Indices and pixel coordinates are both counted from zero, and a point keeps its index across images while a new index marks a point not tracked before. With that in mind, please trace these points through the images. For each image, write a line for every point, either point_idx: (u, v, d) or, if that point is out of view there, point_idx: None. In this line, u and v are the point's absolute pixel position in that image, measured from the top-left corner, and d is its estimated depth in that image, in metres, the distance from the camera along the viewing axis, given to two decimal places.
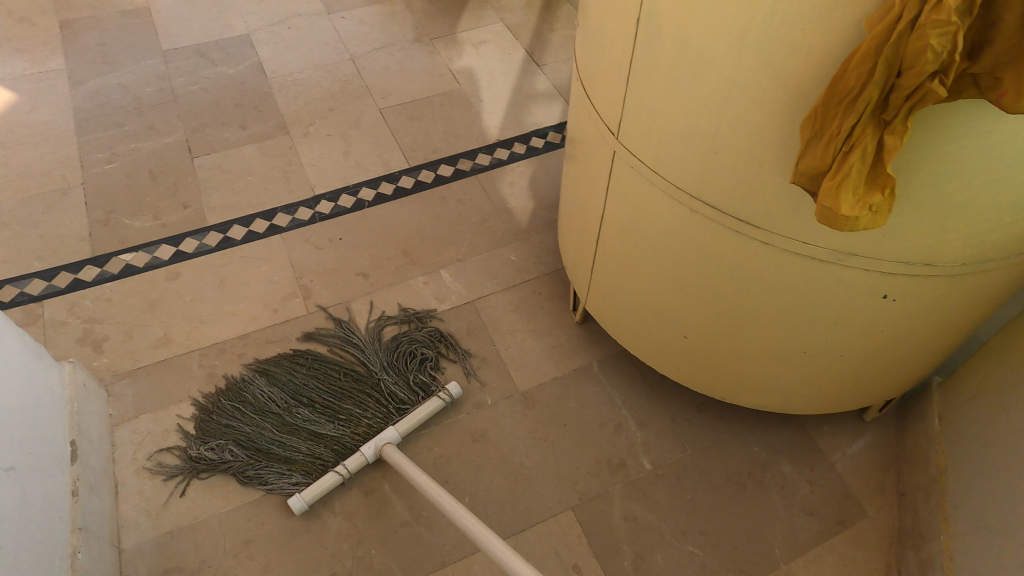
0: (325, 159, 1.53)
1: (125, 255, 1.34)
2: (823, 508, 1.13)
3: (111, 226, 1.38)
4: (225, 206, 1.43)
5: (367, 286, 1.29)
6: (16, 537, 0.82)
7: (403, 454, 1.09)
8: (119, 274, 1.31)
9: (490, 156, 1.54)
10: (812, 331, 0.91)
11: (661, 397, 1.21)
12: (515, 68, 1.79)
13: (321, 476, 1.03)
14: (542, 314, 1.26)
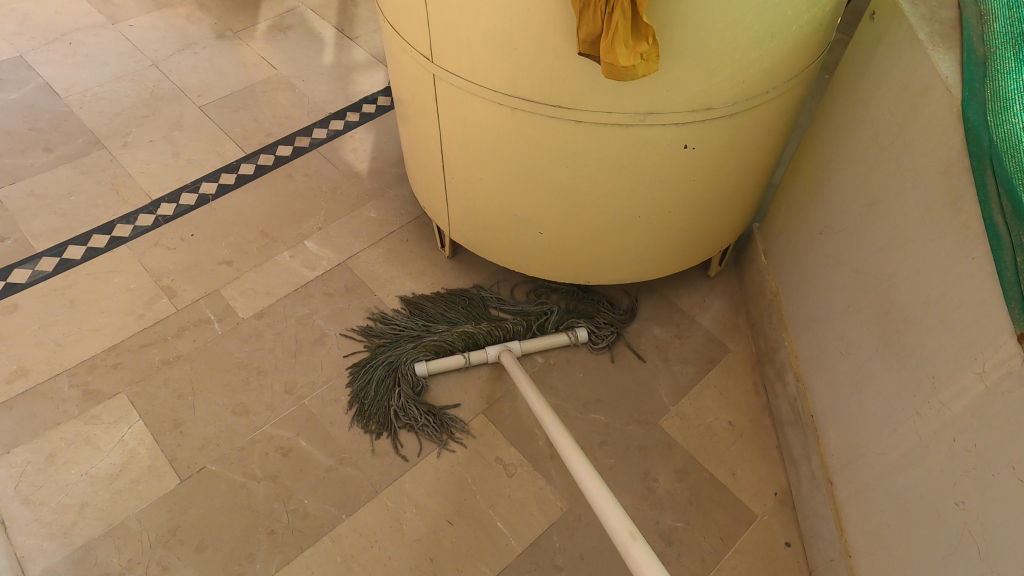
0: (153, 164, 1.51)
1: None
2: (696, 352, 1.31)
3: None
4: (53, 231, 1.37)
5: (233, 271, 1.32)
6: None
7: (311, 411, 1.14)
8: None
9: (327, 129, 1.60)
10: (641, 193, 1.06)
11: (542, 299, 1.34)
12: (328, 45, 1.84)
13: (236, 451, 1.09)
14: (414, 258, 1.36)
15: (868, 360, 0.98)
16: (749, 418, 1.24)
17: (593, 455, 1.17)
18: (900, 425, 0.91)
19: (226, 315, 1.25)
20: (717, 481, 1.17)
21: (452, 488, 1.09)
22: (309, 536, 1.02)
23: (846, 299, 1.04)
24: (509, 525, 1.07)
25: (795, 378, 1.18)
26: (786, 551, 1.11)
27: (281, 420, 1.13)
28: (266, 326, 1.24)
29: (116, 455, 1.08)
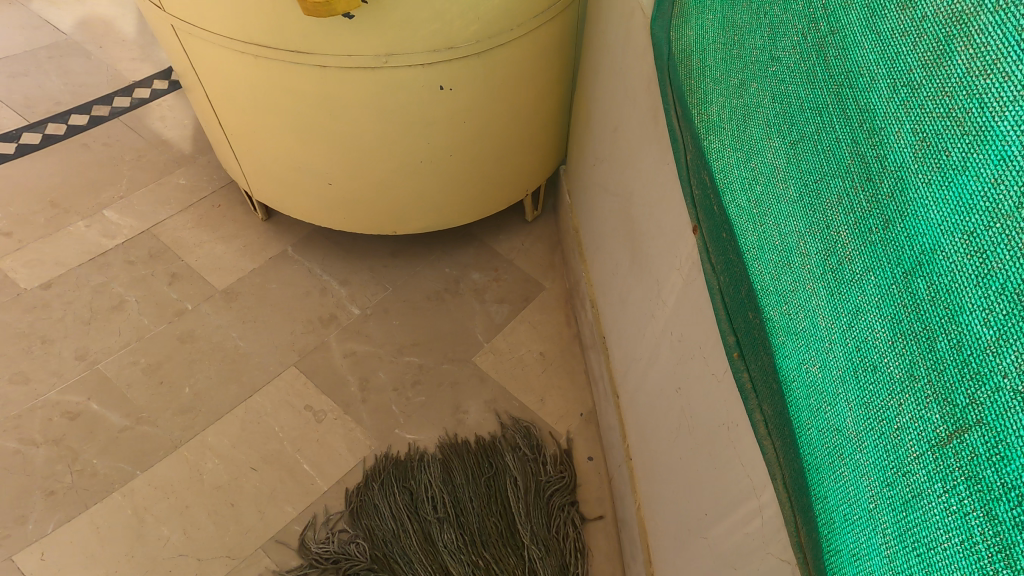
0: None
1: None
2: (511, 293, 1.39)
3: None
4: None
5: (15, 242, 1.33)
6: None
7: (106, 375, 1.17)
8: None
9: (130, 98, 1.62)
10: (412, 140, 1.10)
11: (358, 255, 1.39)
12: (135, 14, 1.86)
13: (13, 420, 1.11)
14: (225, 222, 1.39)
15: (625, 275, 1.09)
16: (561, 349, 1.33)
17: (406, 395, 1.23)
18: (647, 331, 1.01)
19: (5, 285, 1.27)
20: (525, 407, 1.24)
21: (256, 438, 1.13)
22: (96, 493, 1.05)
23: (610, 227, 1.14)
24: (317, 467, 1.12)
25: (591, 305, 1.28)
26: (588, 464, 1.20)
27: (70, 385, 1.16)
28: (55, 296, 1.26)
29: None
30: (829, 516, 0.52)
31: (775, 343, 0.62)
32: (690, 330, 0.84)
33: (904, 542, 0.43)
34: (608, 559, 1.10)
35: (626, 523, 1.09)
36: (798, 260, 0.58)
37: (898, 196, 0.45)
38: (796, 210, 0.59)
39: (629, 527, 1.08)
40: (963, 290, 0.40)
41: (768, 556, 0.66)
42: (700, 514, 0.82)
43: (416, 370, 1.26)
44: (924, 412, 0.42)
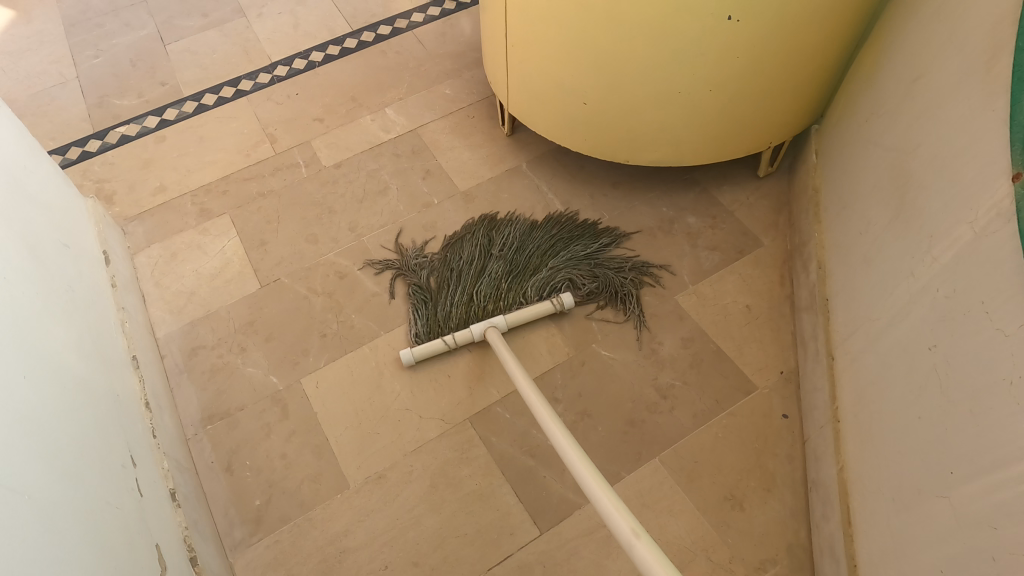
0: (278, 33, 1.89)
1: (119, 129, 1.70)
2: (726, 243, 1.38)
3: (106, 106, 1.76)
4: (197, 80, 1.80)
5: (321, 127, 1.63)
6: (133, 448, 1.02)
7: (366, 247, 1.40)
8: (115, 144, 1.67)
9: (425, 14, 1.88)
10: (677, 70, 1.16)
11: (583, 179, 1.48)
12: None
13: (303, 270, 1.37)
14: (474, 132, 1.57)
15: (877, 234, 1.04)
16: (768, 305, 1.30)
17: (607, 314, 1.30)
18: (895, 290, 0.96)
19: (312, 162, 1.55)
20: (722, 353, 1.25)
21: (471, 323, 1.28)
22: (351, 343, 1.27)
23: (869, 185, 1.09)
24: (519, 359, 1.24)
25: (818, 267, 1.23)
26: (783, 423, 1.18)
27: (342, 251, 1.40)
28: (342, 175, 1.52)
29: (217, 260, 1.42)
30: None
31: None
32: (974, 286, 0.78)
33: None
34: (793, 515, 1.09)
35: (823, 482, 1.06)
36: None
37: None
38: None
39: (824, 490, 1.06)
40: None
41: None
42: (945, 476, 0.79)
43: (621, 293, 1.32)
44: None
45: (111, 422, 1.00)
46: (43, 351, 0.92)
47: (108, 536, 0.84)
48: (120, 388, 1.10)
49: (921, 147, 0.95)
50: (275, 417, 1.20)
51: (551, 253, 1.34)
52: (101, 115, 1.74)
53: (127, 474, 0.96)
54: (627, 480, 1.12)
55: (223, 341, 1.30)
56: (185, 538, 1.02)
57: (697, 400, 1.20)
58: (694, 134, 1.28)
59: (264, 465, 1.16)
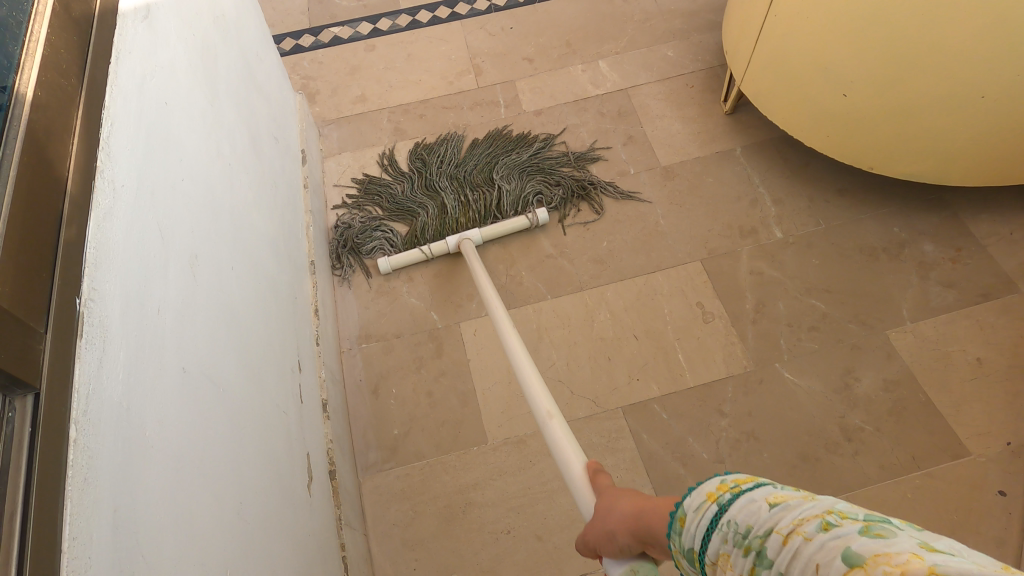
0: None
1: (334, 29, 1.74)
2: (964, 283, 1.20)
3: (325, 5, 1.79)
4: None
5: (530, 68, 1.55)
6: (300, 341, 1.03)
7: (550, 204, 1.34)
8: (328, 44, 1.71)
9: None
10: (985, 71, 0.99)
11: (803, 180, 1.34)
12: None
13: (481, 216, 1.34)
14: (691, 103, 1.45)
15: None
16: (1004, 365, 1.12)
17: (798, 334, 1.19)
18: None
19: (513, 104, 1.50)
20: (933, 408, 1.10)
21: (646, 314, 1.22)
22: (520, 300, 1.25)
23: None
24: (689, 362, 1.18)
25: None
26: (998, 499, 1.01)
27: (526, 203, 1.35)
28: (539, 123, 1.46)
29: (400, 184, 1.41)
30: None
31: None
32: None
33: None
34: None
35: None
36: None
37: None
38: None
39: None
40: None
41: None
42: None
43: (819, 315, 1.20)
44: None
45: (285, 309, 1.02)
46: (246, 241, 0.94)
47: (272, 439, 0.82)
48: (299, 286, 1.12)
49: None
50: (429, 352, 1.20)
51: (486, 174, 1.39)
52: (320, 13, 1.78)
53: (294, 378, 0.95)
54: None
55: (393, 267, 1.31)
56: (329, 451, 1.01)
57: (890, 451, 1.07)
58: (971, 149, 1.10)
59: (410, 399, 1.16)
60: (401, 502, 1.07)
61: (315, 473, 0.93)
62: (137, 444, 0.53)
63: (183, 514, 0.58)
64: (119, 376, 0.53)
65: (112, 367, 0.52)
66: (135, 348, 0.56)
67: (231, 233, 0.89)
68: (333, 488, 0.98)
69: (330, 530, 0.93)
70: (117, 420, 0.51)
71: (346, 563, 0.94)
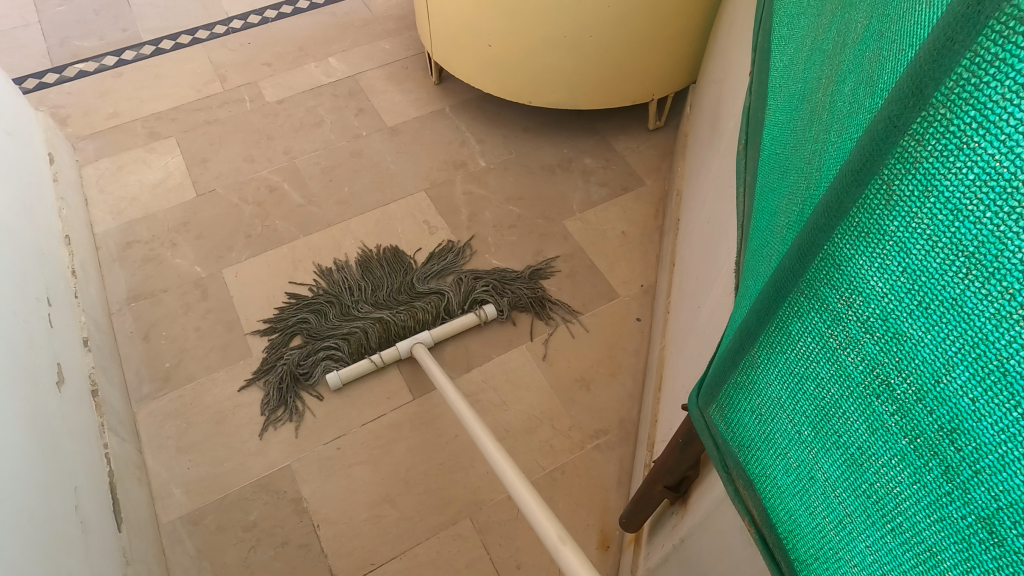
0: None
1: (78, 65, 1.81)
2: (613, 181, 1.61)
3: (66, 45, 1.86)
4: (159, 28, 1.93)
5: (269, 70, 1.80)
6: (52, 291, 1.11)
7: (298, 167, 1.59)
8: (74, 77, 1.78)
9: None
10: (563, 17, 1.39)
11: (499, 124, 1.71)
12: None
13: (237, 184, 1.55)
14: (408, 79, 1.79)
15: (704, 149, 1.24)
16: (641, 233, 1.51)
17: (501, 232, 1.50)
18: (705, 185, 1.16)
19: (256, 97, 1.73)
20: (596, 267, 1.45)
21: (383, 234, 1.48)
22: (274, 242, 1.45)
23: (706, 116, 1.30)
24: (422, 264, 1.44)
25: (676, 195, 1.44)
26: (636, 323, 1.36)
27: (275, 168, 1.58)
28: (282, 109, 1.71)
29: (161, 172, 1.56)
30: (728, 334, 0.58)
31: (750, 220, 0.69)
32: (727, 157, 0.98)
33: (844, 469, 0.41)
34: (629, 396, 1.26)
35: (652, 365, 1.24)
36: (779, 146, 0.64)
37: (844, 24, 0.51)
38: (785, 109, 0.66)
39: (651, 376, 1.23)
40: (866, 64, 0.42)
41: (723, 301, 0.79)
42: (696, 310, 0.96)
43: (516, 215, 1.53)
44: (882, 267, 0.35)
45: (30, 260, 1.09)
46: None
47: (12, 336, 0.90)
48: (48, 251, 1.19)
49: (726, 75, 1.15)
50: (195, 297, 1.35)
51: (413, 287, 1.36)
52: (60, 52, 1.84)
53: (40, 305, 1.03)
54: (495, 358, 1.30)
55: (156, 238, 1.44)
56: (90, 374, 1.10)
57: (569, 301, 1.39)
58: (583, 76, 1.50)
59: (180, 335, 1.30)
60: (175, 418, 1.20)
61: (70, 379, 1.02)
62: None
63: None
64: None
65: None
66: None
67: None
68: (95, 401, 1.07)
69: (91, 427, 1.02)
70: None
71: (108, 458, 1.02)
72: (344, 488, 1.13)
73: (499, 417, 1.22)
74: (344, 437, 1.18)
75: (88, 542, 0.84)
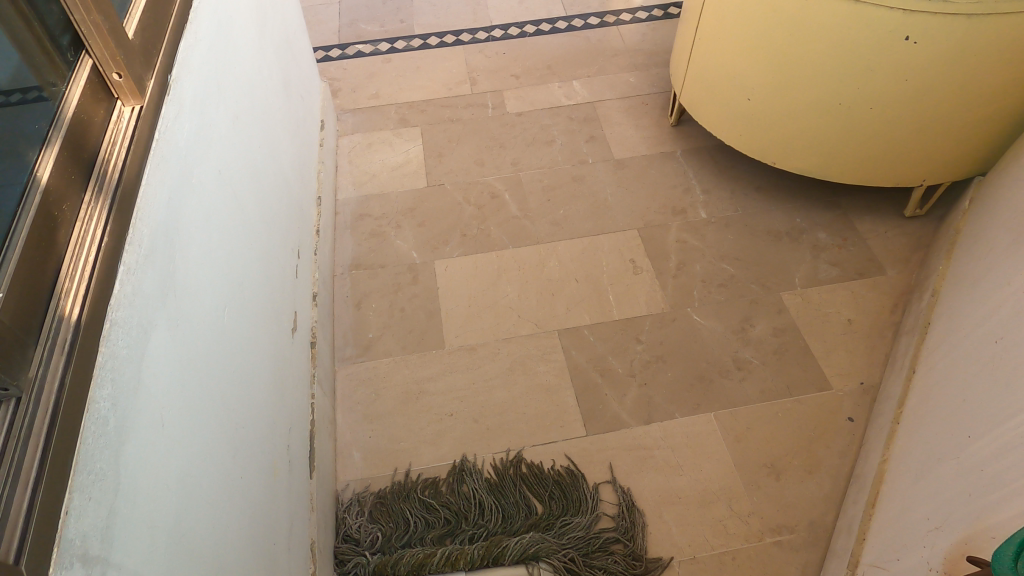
0: (504, 4, 2.17)
1: (357, 46, 2.05)
2: (848, 263, 1.48)
3: (353, 27, 2.11)
4: (429, 25, 2.12)
5: (517, 82, 1.90)
6: (304, 246, 1.23)
7: (523, 180, 1.65)
8: (352, 56, 2.01)
9: (631, 15, 2.11)
10: (845, 79, 1.31)
11: (730, 176, 1.65)
12: None
13: (467, 184, 1.64)
14: (646, 115, 1.80)
15: (993, 256, 1.10)
16: (871, 325, 1.38)
17: (708, 289, 1.44)
18: (985, 302, 1.02)
19: (500, 106, 1.84)
20: (810, 352, 1.34)
21: (587, 263, 1.50)
22: (487, 247, 1.52)
23: (1004, 215, 1.15)
24: (617, 301, 1.43)
25: (930, 295, 1.29)
26: (846, 423, 1.24)
27: (503, 177, 1.66)
28: (523, 121, 1.79)
29: (402, 157, 1.71)
30: None
31: None
32: None
33: None
34: (824, 499, 1.15)
35: (862, 475, 1.12)
36: None
37: None
38: None
39: (860, 484, 1.11)
40: None
41: None
42: (965, 438, 0.85)
43: (731, 275, 1.46)
44: None
45: (296, 215, 1.20)
46: (277, 142, 1.12)
47: (274, 282, 0.99)
48: (307, 209, 1.32)
49: None
50: (406, 280, 1.46)
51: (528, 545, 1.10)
52: (349, 33, 2.10)
53: (295, 256, 1.14)
54: (677, 419, 1.25)
55: (386, 217, 1.58)
56: (313, 327, 1.21)
57: (769, 380, 1.30)
58: (846, 145, 1.40)
59: (384, 311, 1.41)
60: (366, 385, 1.30)
61: (300, 329, 1.11)
62: (189, 184, 0.70)
63: (206, 251, 0.74)
64: (188, 134, 0.71)
65: (185, 123, 0.71)
66: (197, 126, 0.74)
67: (268, 123, 1.07)
68: (312, 353, 1.17)
69: (306, 376, 1.11)
70: (183, 161, 0.69)
71: (314, 407, 1.11)
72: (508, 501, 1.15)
73: (672, 482, 1.17)
74: (513, 453, 1.21)
75: (291, 480, 0.93)
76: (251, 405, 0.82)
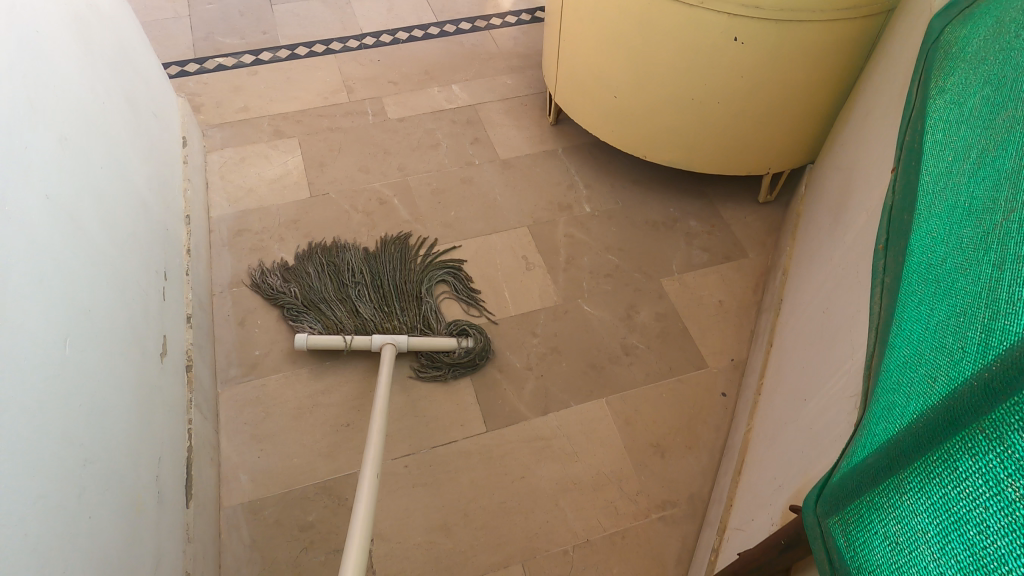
0: (374, 12, 2.16)
1: (217, 60, 1.96)
2: (716, 248, 1.58)
3: (208, 40, 2.02)
4: (295, 35, 2.06)
5: (394, 89, 1.89)
6: (170, 265, 1.17)
7: (410, 183, 1.65)
8: (212, 69, 1.93)
9: (502, 20, 2.15)
10: (695, 79, 1.39)
11: (607, 172, 1.72)
12: None
13: (350, 193, 1.61)
14: (525, 116, 1.84)
15: (822, 235, 1.20)
16: (739, 304, 1.47)
17: (596, 279, 1.49)
18: (819, 275, 1.12)
19: (379, 113, 1.82)
20: (688, 333, 1.41)
21: (481, 261, 1.51)
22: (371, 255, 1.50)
23: (829, 196, 1.26)
24: (514, 297, 1.45)
25: (783, 273, 1.39)
26: (720, 399, 1.32)
27: (387, 183, 1.64)
28: (404, 127, 1.78)
29: (279, 169, 1.66)
30: (865, 445, 0.55)
31: (888, 327, 0.67)
32: (858, 254, 0.94)
33: None
34: (702, 472, 1.22)
35: (732, 446, 1.20)
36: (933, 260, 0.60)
37: None
38: (940, 220, 0.63)
39: (731, 455, 1.18)
40: None
41: (844, 403, 0.75)
42: (798, 403, 0.92)
43: (615, 265, 1.52)
44: None
45: (158, 233, 1.14)
46: (122, 159, 1.06)
47: (132, 304, 0.94)
48: (172, 226, 1.25)
49: (859, 167, 1.12)
50: None
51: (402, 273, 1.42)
52: (202, 47, 2.00)
53: (159, 277, 1.08)
54: (573, 407, 1.28)
55: (266, 230, 1.52)
56: (188, 349, 1.15)
57: (653, 363, 1.36)
58: (706, 139, 1.49)
59: (271, 326, 1.36)
60: (253, 405, 1.24)
61: (170, 352, 1.05)
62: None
63: (29, 277, 0.69)
64: None
65: None
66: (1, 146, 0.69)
67: (109, 138, 1.01)
68: (188, 377, 1.11)
69: (179, 401, 1.05)
70: None
71: (190, 434, 1.05)
72: (405, 508, 1.14)
73: (568, 469, 1.20)
74: (412, 456, 1.19)
75: (159, 513, 0.88)
76: (103, 436, 0.77)
